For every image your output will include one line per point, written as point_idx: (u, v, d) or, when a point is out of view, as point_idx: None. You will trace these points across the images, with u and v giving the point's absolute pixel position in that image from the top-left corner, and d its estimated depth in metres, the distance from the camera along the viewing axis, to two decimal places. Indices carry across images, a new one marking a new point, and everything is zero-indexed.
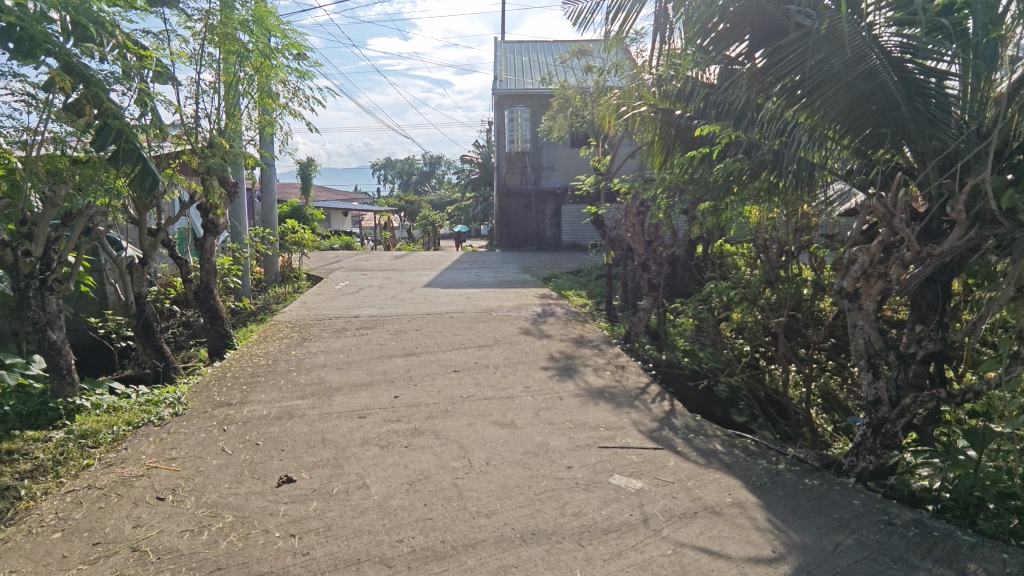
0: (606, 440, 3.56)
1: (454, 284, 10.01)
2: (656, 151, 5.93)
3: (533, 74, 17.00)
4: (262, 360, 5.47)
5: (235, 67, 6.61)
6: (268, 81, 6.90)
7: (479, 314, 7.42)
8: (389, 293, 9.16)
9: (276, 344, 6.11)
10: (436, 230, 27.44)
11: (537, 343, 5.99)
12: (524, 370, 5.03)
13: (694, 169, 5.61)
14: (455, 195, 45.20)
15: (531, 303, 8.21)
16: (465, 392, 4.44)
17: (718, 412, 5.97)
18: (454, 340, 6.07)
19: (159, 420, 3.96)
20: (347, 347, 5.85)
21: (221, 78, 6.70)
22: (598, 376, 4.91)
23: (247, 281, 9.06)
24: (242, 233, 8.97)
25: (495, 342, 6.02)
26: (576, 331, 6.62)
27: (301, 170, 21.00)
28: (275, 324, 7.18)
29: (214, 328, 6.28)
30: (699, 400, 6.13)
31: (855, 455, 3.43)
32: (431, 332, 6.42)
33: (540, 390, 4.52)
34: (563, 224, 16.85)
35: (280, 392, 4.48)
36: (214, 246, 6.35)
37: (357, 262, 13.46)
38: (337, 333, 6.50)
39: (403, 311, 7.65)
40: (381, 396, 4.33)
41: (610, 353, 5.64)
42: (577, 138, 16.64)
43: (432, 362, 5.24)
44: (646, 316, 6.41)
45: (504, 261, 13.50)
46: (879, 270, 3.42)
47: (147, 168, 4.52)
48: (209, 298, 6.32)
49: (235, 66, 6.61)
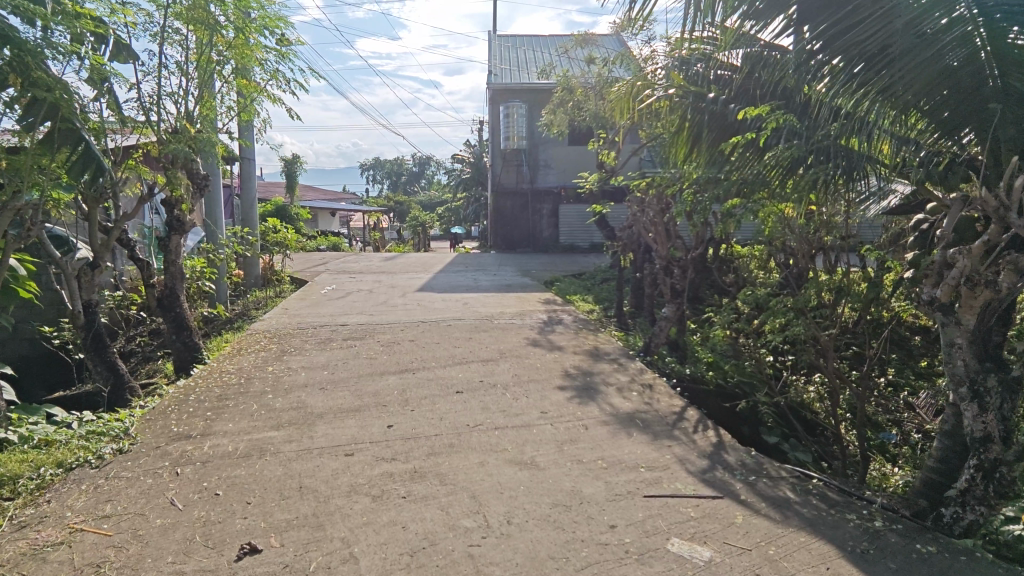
0: (651, 485, 2.89)
1: (449, 289, 9.31)
2: (679, 141, 5.27)
3: (530, 69, 16.39)
4: (234, 379, 4.73)
5: (207, 46, 5.93)
6: (247, 64, 6.20)
7: (480, 323, 6.73)
8: (379, 298, 8.44)
9: (251, 358, 5.37)
10: (425, 231, 26.68)
11: (548, 357, 5.31)
12: (538, 391, 4.35)
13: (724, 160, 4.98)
14: (446, 196, 44.42)
15: (536, 309, 7.53)
16: (472, 419, 3.75)
17: (746, 431, 5.33)
18: (454, 354, 5.37)
19: (97, 461, 3.21)
20: (333, 362, 5.13)
21: (193, 58, 6.00)
22: (624, 398, 4.24)
23: (224, 286, 8.31)
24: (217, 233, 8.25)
25: (500, 355, 5.35)
26: (589, 341, 5.96)
27: (286, 167, 20.22)
28: (251, 335, 6.44)
29: (180, 339, 5.54)
30: (725, 418, 5.49)
31: (959, 505, 2.76)
32: (428, 344, 5.72)
33: (559, 417, 3.84)
34: (561, 225, 16.18)
35: (251, 421, 3.77)
36: (181, 246, 5.62)
37: (345, 264, 12.71)
38: (321, 345, 5.78)
39: (395, 319, 6.94)
40: (372, 427, 3.63)
41: (632, 368, 4.98)
42: (574, 135, 16.04)
43: (431, 381, 4.54)
44: (667, 326, 5.80)
45: (501, 264, 12.80)
46: (986, 276, 2.80)
47: (89, 152, 3.97)
48: (175, 306, 5.60)
49: (208, 45, 5.92)
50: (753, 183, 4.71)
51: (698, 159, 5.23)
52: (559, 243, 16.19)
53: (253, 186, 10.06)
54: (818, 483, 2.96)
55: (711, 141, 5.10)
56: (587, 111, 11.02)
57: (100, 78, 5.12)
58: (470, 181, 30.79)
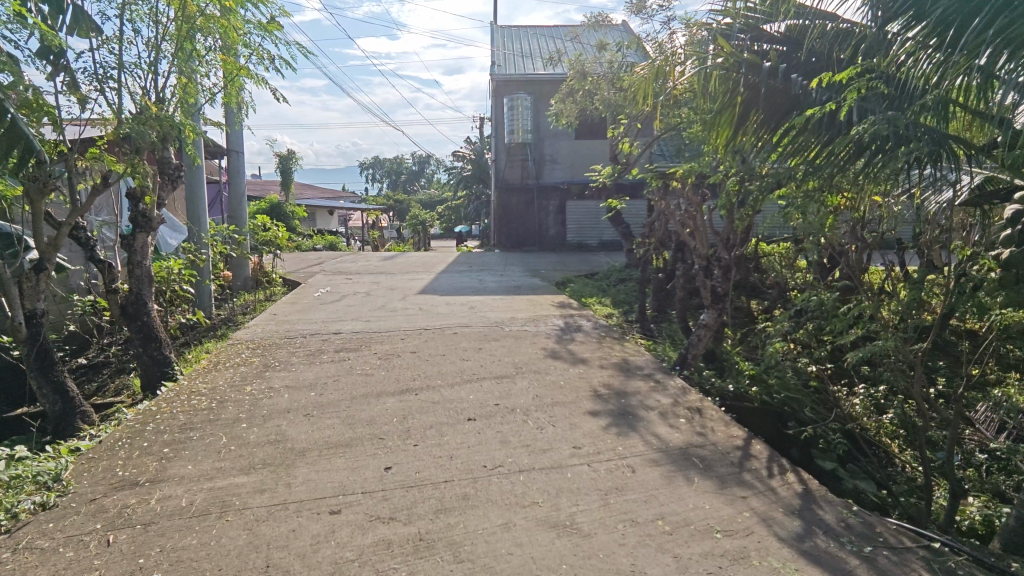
0: (737, 563, 2.17)
1: (454, 291, 8.58)
2: (719, 123, 4.44)
3: (535, 59, 15.64)
4: (203, 401, 4.00)
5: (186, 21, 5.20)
6: (232, 42, 5.46)
7: (489, 331, 6.00)
8: (377, 301, 7.71)
9: (228, 374, 4.64)
10: (426, 229, 25.94)
11: (572, 372, 4.59)
12: (565, 418, 3.62)
13: (780, 144, 4.17)
14: (446, 194, 43.65)
15: (550, 314, 6.81)
16: (489, 459, 3.03)
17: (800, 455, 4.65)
18: (462, 369, 4.65)
19: (9, 522, 2.48)
20: (322, 380, 4.42)
21: (169, 34, 5.27)
22: (671, 426, 3.53)
23: (208, 290, 7.62)
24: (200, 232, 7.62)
25: (515, 369, 4.63)
26: (616, 351, 5.24)
27: (280, 163, 19.49)
28: (232, 345, 5.71)
29: (147, 353, 4.81)
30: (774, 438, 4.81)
31: None
32: (432, 357, 4.99)
33: (598, 453, 3.11)
34: (568, 222, 15.44)
35: (216, 461, 3.05)
36: (148, 246, 4.89)
37: (342, 264, 11.98)
38: (309, 358, 5.05)
39: (393, 326, 6.21)
40: (366, 470, 2.91)
41: (672, 387, 4.26)
42: (582, 130, 15.32)
43: (436, 406, 3.81)
44: (706, 334, 5.01)
45: (507, 263, 12.07)
46: None
47: (16, 126, 3.42)
48: (141, 314, 4.86)
49: (188, 20, 5.20)
50: (818, 171, 3.89)
51: (744, 144, 4.41)
52: (567, 241, 15.46)
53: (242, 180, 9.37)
54: (957, 559, 2.23)
55: (764, 121, 4.29)
56: (600, 100, 10.29)
57: (50, 52, 4.38)
58: (470, 178, 30.04)
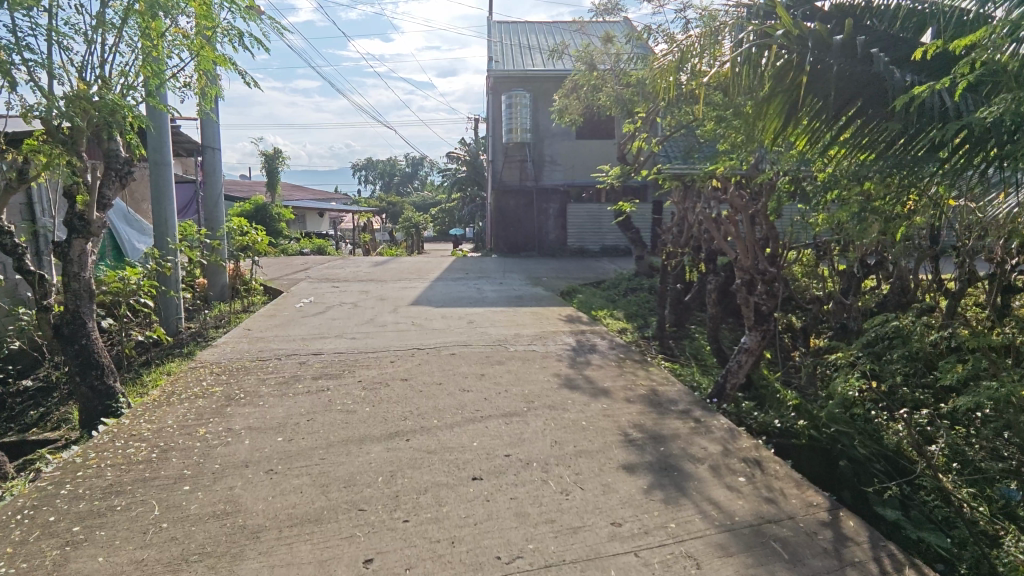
0: None
1: (450, 301, 7.83)
2: (767, 112, 3.49)
3: (535, 55, 14.91)
4: (142, 449, 3.23)
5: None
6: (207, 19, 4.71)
7: (492, 352, 5.26)
8: (365, 314, 6.94)
9: (183, 409, 3.87)
10: (419, 232, 25.16)
11: (594, 407, 3.86)
12: (594, 477, 2.90)
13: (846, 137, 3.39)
14: (440, 196, 42.84)
15: (558, 331, 6.07)
16: (505, 547, 2.30)
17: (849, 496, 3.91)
18: (462, 404, 3.91)
19: None
20: (294, 418, 3.65)
21: (131, 11, 4.50)
22: (730, 488, 2.82)
23: (175, 303, 6.89)
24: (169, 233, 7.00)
25: (526, 404, 3.90)
26: (640, 379, 4.52)
27: (266, 162, 18.67)
28: (194, 368, 4.94)
29: (85, 382, 4.04)
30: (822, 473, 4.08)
31: None
32: (426, 387, 4.24)
33: (645, 535, 2.40)
34: (569, 226, 14.70)
35: (140, 548, 2.30)
36: (87, 256, 4.12)
37: (328, 270, 11.17)
38: (282, 388, 4.29)
39: (382, 346, 5.46)
40: (341, 566, 2.17)
41: (716, 428, 3.54)
42: (583, 130, 14.61)
43: (432, 458, 3.07)
44: (748, 361, 4.28)
45: (506, 270, 11.34)
46: None
47: None
48: (79, 337, 4.10)
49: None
50: (921, 163, 3.14)
51: (801, 137, 3.51)
52: (567, 246, 14.75)
53: (219, 179, 8.67)
54: None
55: (823, 109, 3.37)
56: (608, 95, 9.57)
57: None
58: (465, 179, 29.27)
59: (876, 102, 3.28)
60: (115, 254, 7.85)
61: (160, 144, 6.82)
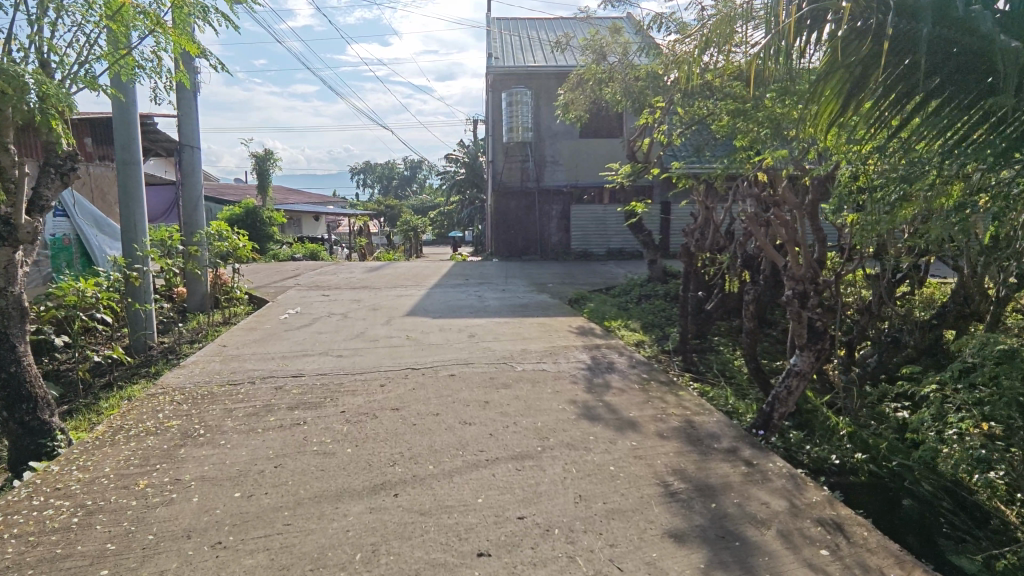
0: None
1: (448, 311, 7.18)
2: (823, 93, 2.66)
3: (537, 52, 14.28)
4: (63, 511, 2.59)
5: None
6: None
7: (496, 373, 4.62)
8: (355, 327, 6.30)
9: (127, 452, 3.23)
10: (418, 236, 24.59)
11: (623, 446, 3.22)
12: (634, 553, 2.25)
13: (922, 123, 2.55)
14: (438, 199, 42.17)
15: (570, 347, 5.43)
16: None
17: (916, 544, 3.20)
18: (464, 442, 3.27)
19: None
20: (258, 465, 3.01)
21: None
22: (812, 567, 2.18)
23: (148, 321, 6.29)
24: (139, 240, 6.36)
25: (540, 442, 3.26)
26: (670, 405, 3.88)
27: (257, 164, 18.05)
28: (153, 395, 4.29)
29: (13, 417, 3.40)
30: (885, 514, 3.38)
31: None
32: (421, 420, 3.60)
33: None
34: (572, 228, 14.07)
35: None
36: (16, 268, 3.50)
37: (320, 277, 10.53)
38: (250, 421, 3.65)
39: (372, 366, 4.81)
40: None
41: (774, 475, 2.89)
42: (587, 128, 13.96)
43: (425, 524, 2.43)
44: (798, 385, 3.61)
45: (508, 275, 10.71)
46: None
47: None
48: (6, 364, 3.45)
49: None
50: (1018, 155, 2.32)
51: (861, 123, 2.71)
52: (571, 249, 14.11)
53: (200, 180, 8.01)
54: None
55: (896, 86, 2.54)
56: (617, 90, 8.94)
57: None
58: (463, 181, 28.60)
59: (964, 78, 2.46)
60: (83, 262, 7.23)
61: (131, 139, 6.24)
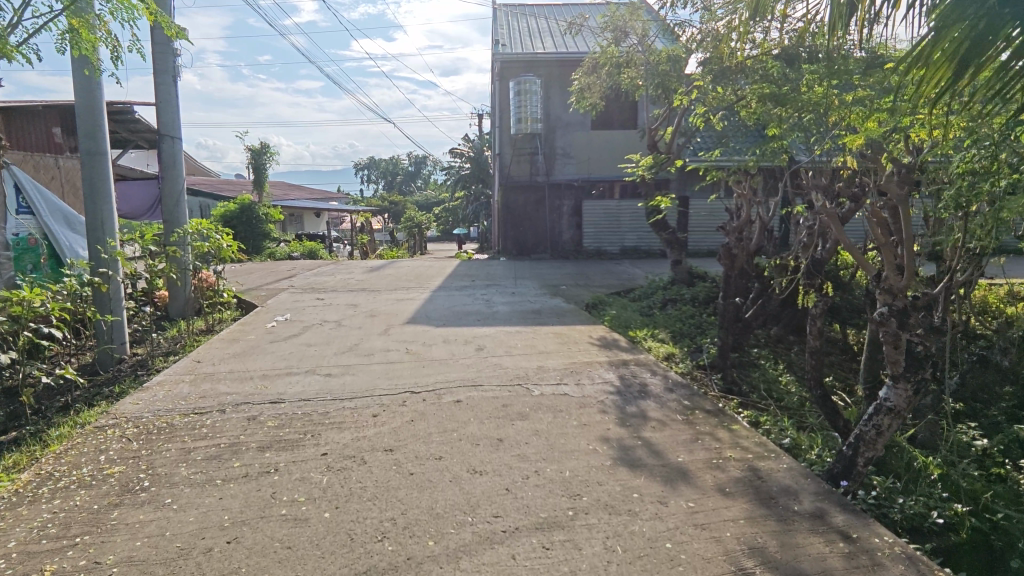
0: None
1: (453, 319, 6.47)
2: (932, 54, 2.09)
3: (545, 38, 13.52)
4: None
5: None
6: None
7: (510, 400, 3.92)
8: (349, 338, 5.60)
9: (44, 516, 2.53)
10: (422, 232, 23.97)
11: (678, 509, 2.52)
12: None
13: None
14: (443, 195, 41.43)
15: (593, 364, 4.73)
16: None
17: None
18: (473, 502, 2.57)
19: None
20: (207, 538, 2.32)
21: None
22: None
23: (118, 333, 5.62)
24: (110, 229, 5.71)
25: (571, 503, 2.56)
26: (725, 445, 3.17)
27: (253, 159, 17.37)
28: (103, 428, 3.61)
29: None
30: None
31: None
32: (418, 468, 2.90)
33: None
34: (585, 225, 13.36)
35: None
36: None
37: (315, 278, 9.85)
38: (209, 468, 2.95)
39: (363, 390, 4.11)
40: None
41: (886, 558, 2.18)
42: (599, 119, 13.20)
43: None
44: (891, 425, 2.89)
45: (517, 276, 10.01)
46: None
47: None
48: None
49: None
50: None
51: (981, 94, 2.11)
52: (583, 247, 13.41)
53: (181, 174, 7.35)
54: None
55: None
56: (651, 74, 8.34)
57: None
58: (468, 177, 27.85)
59: None
60: (52, 263, 6.56)
61: (97, 125, 5.56)
